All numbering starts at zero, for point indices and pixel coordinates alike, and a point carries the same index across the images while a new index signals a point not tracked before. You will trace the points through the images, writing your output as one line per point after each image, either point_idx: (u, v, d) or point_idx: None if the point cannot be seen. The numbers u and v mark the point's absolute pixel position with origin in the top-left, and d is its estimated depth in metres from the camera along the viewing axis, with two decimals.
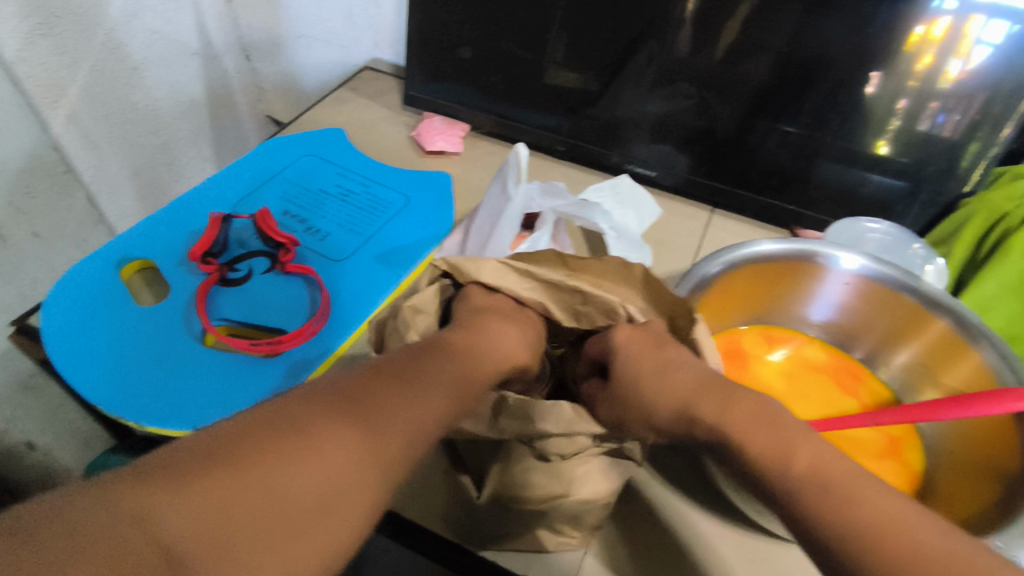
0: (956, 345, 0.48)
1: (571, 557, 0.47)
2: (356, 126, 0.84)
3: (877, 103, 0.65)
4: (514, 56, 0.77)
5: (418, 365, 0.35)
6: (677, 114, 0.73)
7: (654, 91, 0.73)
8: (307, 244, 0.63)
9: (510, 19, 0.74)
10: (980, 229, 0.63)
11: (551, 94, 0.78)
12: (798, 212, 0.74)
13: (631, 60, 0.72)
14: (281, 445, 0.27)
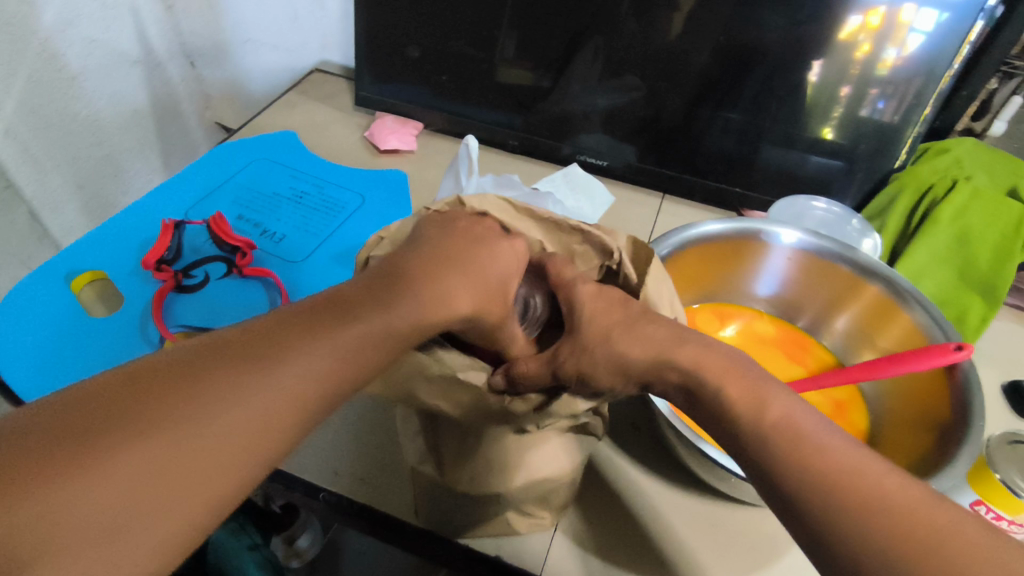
0: (889, 308, 0.52)
1: (542, 536, 0.48)
2: (307, 129, 0.84)
3: (822, 92, 0.68)
4: (467, 55, 0.78)
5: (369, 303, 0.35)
6: (627, 105, 0.76)
7: (606, 82, 0.75)
8: (262, 247, 0.63)
9: (460, 20, 0.75)
10: (909, 203, 0.66)
11: (505, 91, 0.80)
12: (742, 194, 0.78)
13: (581, 54, 0.73)
14: (214, 397, 0.28)
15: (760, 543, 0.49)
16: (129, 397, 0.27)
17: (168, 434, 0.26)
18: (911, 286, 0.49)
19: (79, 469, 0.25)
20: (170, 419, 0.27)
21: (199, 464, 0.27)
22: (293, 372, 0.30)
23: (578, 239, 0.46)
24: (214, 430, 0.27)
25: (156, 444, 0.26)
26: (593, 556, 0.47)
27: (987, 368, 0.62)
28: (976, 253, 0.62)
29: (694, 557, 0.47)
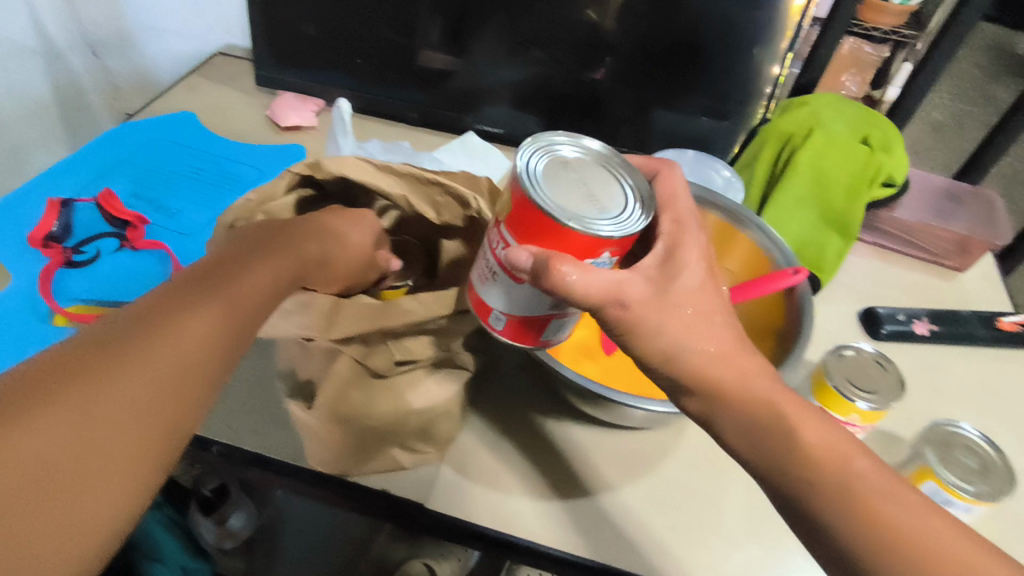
0: (730, 232, 0.58)
1: (428, 470, 0.51)
2: (209, 110, 0.84)
3: (751, 66, 0.72)
4: (390, 40, 0.79)
5: (241, 266, 0.40)
6: (531, 79, 0.79)
7: (508, 57, 0.78)
8: (156, 222, 0.64)
9: (373, 5, 0.76)
10: (774, 153, 0.72)
11: (430, 75, 0.81)
12: (631, 154, 0.83)
13: (486, 30, 0.76)
14: (111, 358, 0.33)
15: (634, 463, 0.53)
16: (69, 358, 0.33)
17: (83, 389, 0.32)
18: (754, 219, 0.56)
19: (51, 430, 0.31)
20: (89, 376, 0.32)
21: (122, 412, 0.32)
22: (186, 334, 0.36)
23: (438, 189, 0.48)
24: (132, 384, 0.33)
25: (99, 398, 0.32)
26: (479, 482, 0.51)
27: (845, 298, 0.69)
28: (830, 194, 0.68)
29: (574, 477, 0.52)
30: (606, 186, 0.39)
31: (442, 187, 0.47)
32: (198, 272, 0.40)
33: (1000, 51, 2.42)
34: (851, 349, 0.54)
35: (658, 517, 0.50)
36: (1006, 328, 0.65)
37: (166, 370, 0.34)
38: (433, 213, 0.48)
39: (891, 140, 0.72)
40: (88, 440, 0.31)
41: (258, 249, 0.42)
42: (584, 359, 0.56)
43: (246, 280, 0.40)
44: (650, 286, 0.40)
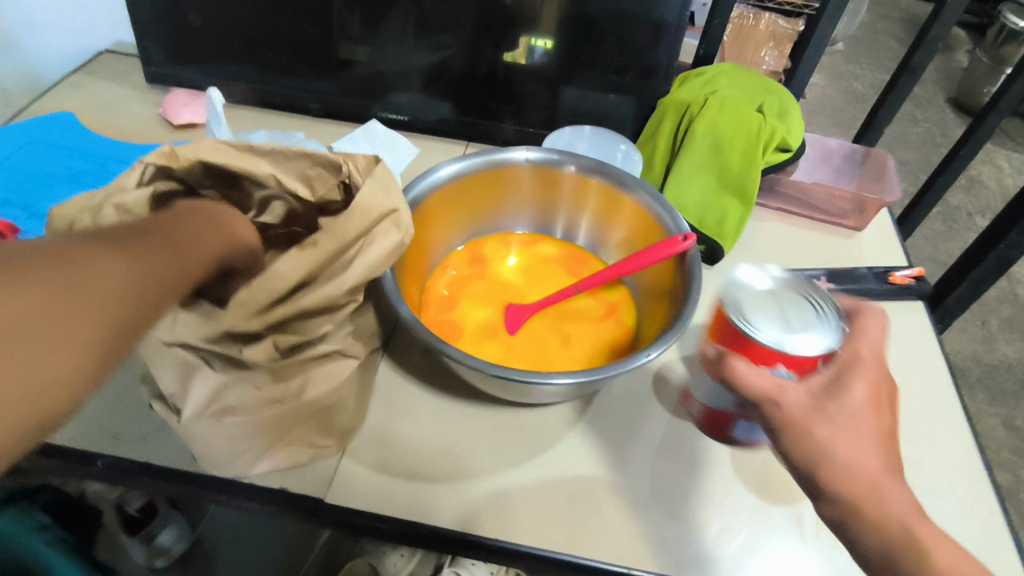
0: (614, 196, 0.58)
1: (327, 465, 0.50)
2: (95, 109, 0.80)
3: (668, 45, 0.73)
4: (304, 32, 0.76)
5: (172, 223, 0.36)
6: (443, 63, 0.78)
7: (420, 39, 0.76)
8: (30, 229, 0.61)
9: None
10: (674, 123, 0.73)
11: (343, 65, 0.79)
12: (540, 132, 0.82)
13: (394, 13, 0.74)
14: (34, 262, 0.28)
15: (541, 438, 0.53)
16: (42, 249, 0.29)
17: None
18: (634, 181, 0.57)
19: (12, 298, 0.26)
20: (32, 272, 0.27)
21: (37, 328, 0.27)
22: (123, 267, 0.31)
23: (310, 162, 0.47)
24: (58, 300, 0.28)
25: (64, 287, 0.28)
26: (382, 470, 0.50)
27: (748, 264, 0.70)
28: (728, 161, 0.69)
29: (481, 459, 0.51)
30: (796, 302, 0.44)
31: (314, 158, 0.46)
32: (131, 223, 0.35)
33: (912, 21, 2.52)
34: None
35: (567, 488, 0.50)
36: (898, 282, 0.67)
37: (113, 294, 0.30)
38: (309, 191, 0.47)
39: (786, 107, 0.73)
40: (39, 326, 0.27)
41: (186, 213, 0.38)
42: (485, 338, 0.55)
43: (179, 237, 0.36)
44: (809, 396, 0.40)
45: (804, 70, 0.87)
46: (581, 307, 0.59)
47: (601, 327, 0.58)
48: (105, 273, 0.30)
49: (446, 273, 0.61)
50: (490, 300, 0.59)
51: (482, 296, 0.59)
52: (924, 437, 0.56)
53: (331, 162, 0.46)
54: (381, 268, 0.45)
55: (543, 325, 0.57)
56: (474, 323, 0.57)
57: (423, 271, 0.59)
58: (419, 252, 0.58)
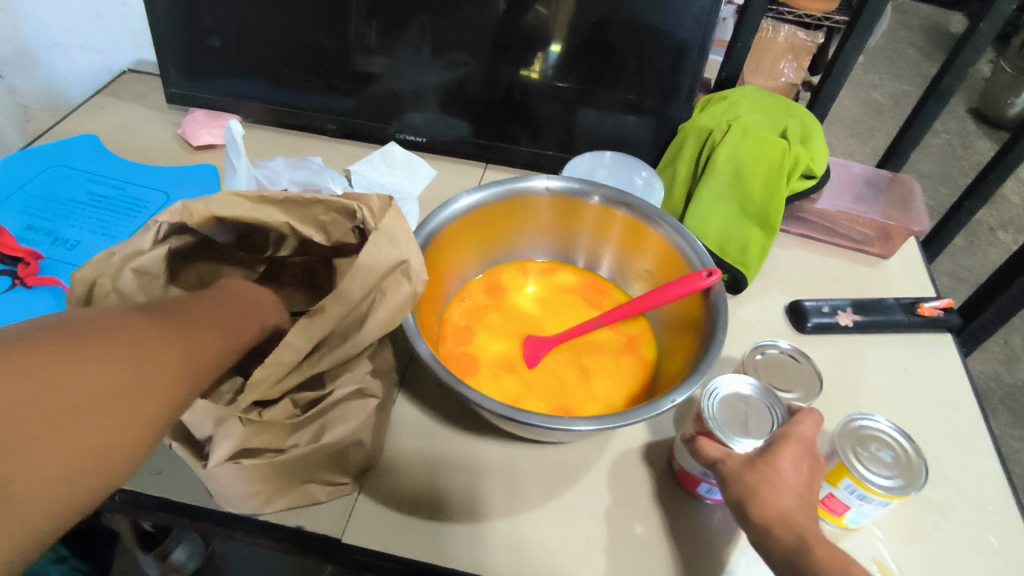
0: (639, 228, 0.57)
1: (344, 502, 0.49)
2: (115, 130, 0.80)
3: (688, 68, 0.72)
4: (320, 44, 0.76)
5: (218, 301, 0.40)
6: (460, 82, 0.77)
7: (436, 55, 0.75)
8: (52, 255, 0.61)
9: (293, 15, 0.73)
10: (694, 150, 0.71)
11: (360, 78, 0.78)
12: (558, 154, 0.81)
13: (410, 32, 0.73)
14: (129, 329, 0.31)
15: (559, 475, 0.52)
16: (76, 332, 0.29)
17: (69, 367, 0.27)
18: (658, 213, 0.56)
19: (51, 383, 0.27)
20: (68, 355, 0.28)
21: (131, 385, 0.29)
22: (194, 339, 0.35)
23: (324, 209, 0.45)
24: (149, 365, 0.31)
25: (100, 369, 0.28)
26: (400, 509, 0.49)
27: (770, 293, 0.69)
28: (749, 189, 0.68)
29: (498, 498, 0.50)
30: (758, 410, 0.46)
31: (328, 204, 0.45)
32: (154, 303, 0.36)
33: (935, 30, 2.48)
34: (765, 347, 0.54)
35: (585, 530, 0.49)
36: (927, 314, 0.65)
37: (146, 373, 0.30)
38: (324, 236, 0.47)
39: (810, 131, 0.72)
40: (77, 410, 0.27)
41: (226, 295, 0.42)
42: (503, 373, 0.55)
43: (226, 315, 0.39)
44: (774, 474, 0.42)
45: (829, 90, 0.86)
46: (600, 340, 0.59)
47: (621, 362, 0.57)
48: (136, 352, 0.31)
49: (461, 303, 0.60)
50: (508, 332, 0.58)
51: (499, 328, 0.58)
52: (954, 480, 0.54)
53: (345, 210, 0.45)
54: (398, 315, 0.44)
55: (561, 359, 0.56)
56: (491, 356, 0.56)
57: (441, 303, 0.58)
58: (437, 284, 0.57)
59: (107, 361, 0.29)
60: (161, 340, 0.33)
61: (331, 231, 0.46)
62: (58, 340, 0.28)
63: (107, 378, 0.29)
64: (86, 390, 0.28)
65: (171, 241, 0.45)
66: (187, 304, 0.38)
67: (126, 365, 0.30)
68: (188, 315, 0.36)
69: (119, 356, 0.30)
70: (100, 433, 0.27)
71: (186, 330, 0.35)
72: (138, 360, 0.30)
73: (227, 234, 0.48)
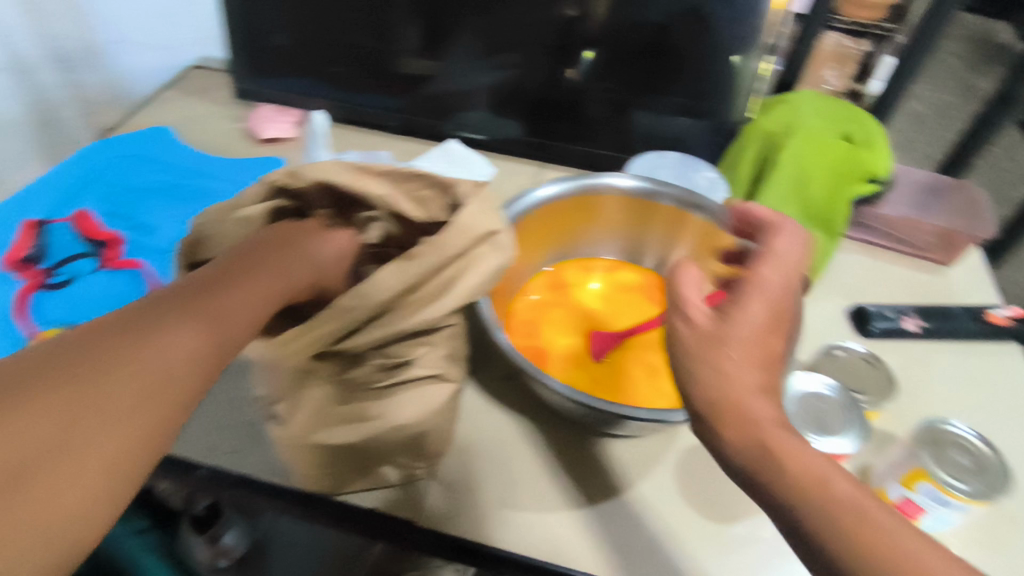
0: (713, 234, 0.57)
1: (418, 487, 0.51)
2: (184, 124, 0.83)
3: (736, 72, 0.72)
4: (367, 47, 0.78)
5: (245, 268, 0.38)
6: (511, 82, 0.78)
7: (487, 57, 0.76)
8: (133, 240, 0.63)
9: (346, 17, 0.75)
10: (757, 150, 0.72)
11: (407, 79, 0.80)
12: (615, 155, 0.82)
13: (461, 35, 0.75)
14: (136, 336, 0.30)
15: (626, 469, 0.53)
16: (77, 347, 0.29)
17: (69, 390, 0.27)
18: (731, 212, 0.56)
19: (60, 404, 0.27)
20: (70, 377, 0.28)
21: (134, 402, 0.29)
22: (199, 333, 0.33)
23: (423, 185, 0.47)
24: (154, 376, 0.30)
25: (98, 385, 0.28)
26: (472, 496, 0.50)
27: (832, 296, 0.69)
28: (813, 192, 0.68)
29: (566, 489, 0.51)
30: (835, 410, 0.47)
31: (427, 179, 0.47)
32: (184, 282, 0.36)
33: (979, 39, 2.43)
34: (839, 349, 0.54)
35: (654, 524, 0.50)
36: (995, 322, 0.64)
37: (158, 378, 0.30)
38: (421, 211, 0.48)
39: (874, 135, 0.71)
40: (85, 430, 0.27)
41: (266, 256, 0.40)
42: (570, 366, 0.55)
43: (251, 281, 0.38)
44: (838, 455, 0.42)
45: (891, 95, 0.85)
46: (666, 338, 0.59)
47: None
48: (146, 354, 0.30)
49: (526, 297, 0.61)
50: (574, 327, 0.59)
51: (565, 322, 0.59)
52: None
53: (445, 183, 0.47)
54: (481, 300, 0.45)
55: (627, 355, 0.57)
56: (558, 350, 0.57)
57: (509, 295, 0.59)
58: (508, 275, 0.58)
59: (112, 372, 0.29)
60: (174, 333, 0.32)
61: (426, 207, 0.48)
62: (64, 354, 0.29)
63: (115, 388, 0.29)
64: (95, 401, 0.28)
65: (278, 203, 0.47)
66: (229, 272, 0.38)
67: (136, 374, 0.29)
68: (220, 291, 0.36)
69: (122, 366, 0.29)
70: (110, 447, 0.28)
71: (207, 312, 0.34)
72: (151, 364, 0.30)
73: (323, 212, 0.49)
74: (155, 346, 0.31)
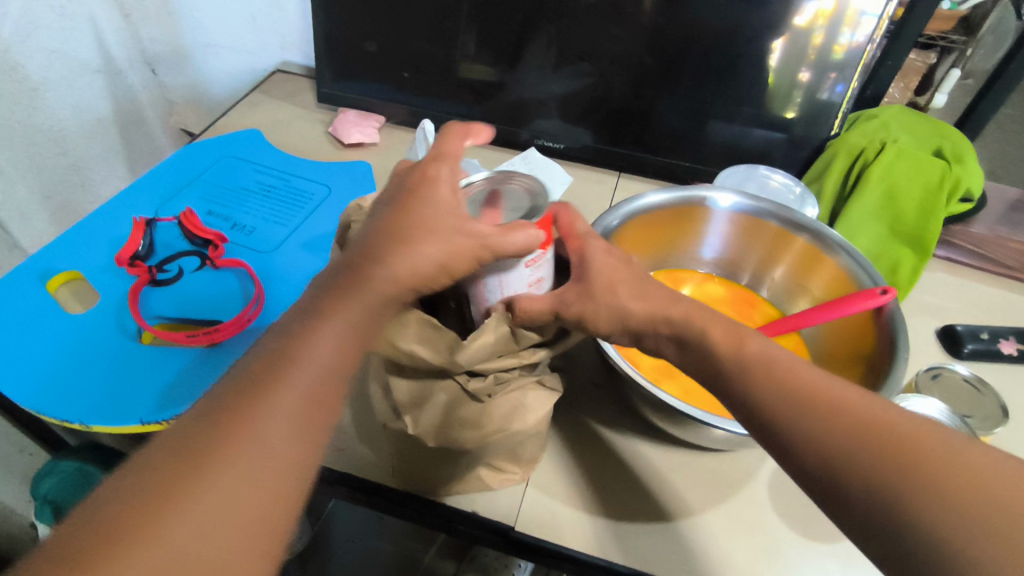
0: (811, 252, 0.57)
1: (513, 491, 0.51)
2: (270, 127, 0.85)
3: (781, 86, 0.73)
4: (426, 51, 0.80)
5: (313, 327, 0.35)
6: (580, 91, 0.79)
7: (556, 66, 0.78)
8: (233, 239, 0.65)
9: (415, 20, 0.78)
10: (844, 167, 0.71)
11: (465, 86, 0.82)
12: (693, 166, 0.82)
13: (526, 46, 0.77)
14: (238, 416, 0.31)
15: (720, 484, 0.53)
16: (178, 444, 0.30)
17: (192, 487, 0.29)
18: (832, 234, 0.55)
19: (178, 499, 0.28)
20: (178, 475, 0.29)
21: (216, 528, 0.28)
22: (273, 431, 0.31)
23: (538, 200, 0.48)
24: (225, 497, 0.29)
25: (216, 479, 0.29)
26: (567, 503, 0.51)
27: (920, 315, 0.67)
28: (902, 209, 0.67)
29: (661, 500, 0.51)
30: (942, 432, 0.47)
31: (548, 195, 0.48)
32: (269, 337, 0.35)
33: None
34: (946, 370, 0.54)
35: (752, 540, 0.49)
36: None
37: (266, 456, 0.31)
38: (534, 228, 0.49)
39: (965, 153, 0.70)
40: (219, 522, 0.28)
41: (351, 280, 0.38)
42: (663, 377, 0.56)
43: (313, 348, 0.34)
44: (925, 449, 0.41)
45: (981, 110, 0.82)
46: None
47: None
48: (252, 434, 0.31)
49: None
50: None
51: None
52: None
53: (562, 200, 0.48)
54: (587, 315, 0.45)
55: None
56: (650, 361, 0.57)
57: None
58: None
59: (219, 466, 0.30)
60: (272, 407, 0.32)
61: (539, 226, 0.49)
62: (176, 448, 0.30)
63: (226, 478, 0.29)
64: (207, 487, 0.29)
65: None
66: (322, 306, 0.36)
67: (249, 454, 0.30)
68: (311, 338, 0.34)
69: (234, 451, 0.30)
70: (241, 533, 0.29)
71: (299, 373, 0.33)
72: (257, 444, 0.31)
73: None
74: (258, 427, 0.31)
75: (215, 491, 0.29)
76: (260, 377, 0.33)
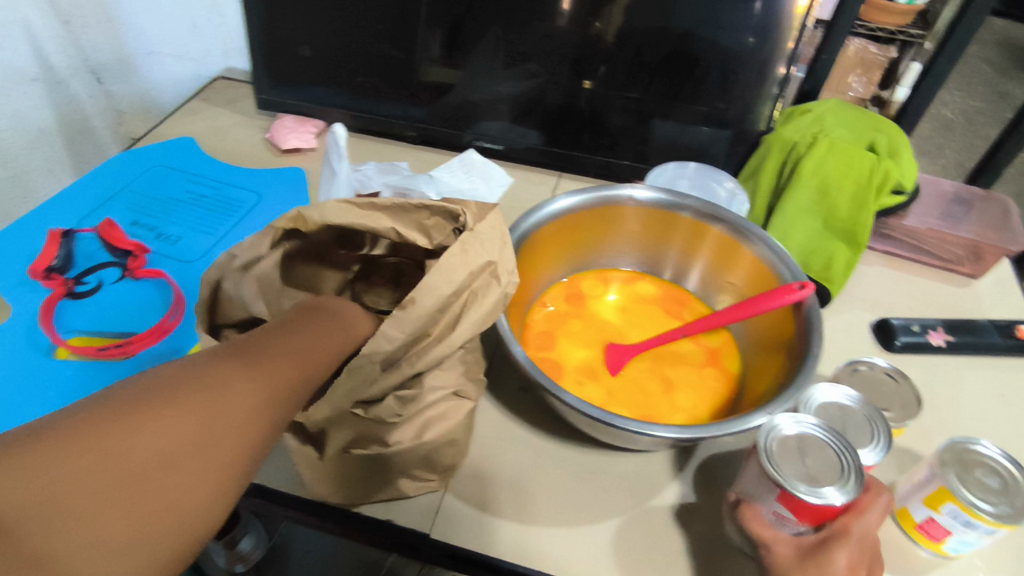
0: (735, 247, 0.57)
1: (431, 499, 0.50)
2: (208, 134, 0.84)
3: (752, 80, 0.72)
4: (387, 56, 0.79)
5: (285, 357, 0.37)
6: (528, 93, 0.78)
7: (502, 68, 0.77)
8: (157, 249, 0.64)
9: (369, 22, 0.76)
10: (778, 162, 0.71)
11: (428, 89, 0.81)
12: (634, 164, 0.81)
13: (477, 49, 0.76)
14: (198, 390, 0.29)
15: (641, 484, 0.52)
16: (120, 399, 0.27)
17: (126, 447, 0.25)
18: (753, 228, 0.55)
19: (105, 456, 0.25)
20: (115, 428, 0.26)
21: (146, 469, 0.26)
22: (219, 412, 0.29)
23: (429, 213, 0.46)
24: (155, 463, 0.26)
25: (152, 444, 0.26)
26: (485, 509, 0.50)
27: (856, 308, 0.67)
28: (835, 204, 0.67)
29: (585, 504, 0.51)
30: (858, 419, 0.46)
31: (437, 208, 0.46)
32: (234, 341, 0.34)
33: (1010, 45, 2.38)
34: (866, 364, 0.53)
35: (672, 541, 0.49)
36: None
37: (204, 434, 0.28)
38: (427, 241, 0.46)
39: (898, 146, 0.70)
40: (136, 494, 0.25)
41: (316, 319, 0.39)
42: (587, 379, 0.55)
43: (288, 355, 0.34)
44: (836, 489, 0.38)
45: (920, 103, 0.82)
46: (681, 352, 0.58)
47: (705, 377, 0.57)
48: (198, 410, 0.28)
49: (542, 308, 0.61)
50: (587, 339, 0.58)
51: (580, 333, 0.58)
52: None
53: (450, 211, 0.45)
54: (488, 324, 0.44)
55: (639, 368, 0.56)
56: (574, 363, 0.56)
57: (524, 306, 0.59)
58: (525, 285, 0.58)
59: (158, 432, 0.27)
60: (231, 392, 0.30)
61: (439, 237, 0.46)
62: (114, 401, 0.27)
63: (162, 447, 0.26)
64: (141, 452, 0.26)
65: (285, 247, 0.46)
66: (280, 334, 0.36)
67: (189, 431, 0.27)
68: (268, 352, 0.34)
69: (178, 425, 0.27)
70: (154, 517, 0.25)
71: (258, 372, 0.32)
72: (199, 422, 0.28)
73: (327, 232, 0.49)
74: (206, 407, 0.29)
75: (147, 460, 0.26)
76: (221, 365, 0.31)
